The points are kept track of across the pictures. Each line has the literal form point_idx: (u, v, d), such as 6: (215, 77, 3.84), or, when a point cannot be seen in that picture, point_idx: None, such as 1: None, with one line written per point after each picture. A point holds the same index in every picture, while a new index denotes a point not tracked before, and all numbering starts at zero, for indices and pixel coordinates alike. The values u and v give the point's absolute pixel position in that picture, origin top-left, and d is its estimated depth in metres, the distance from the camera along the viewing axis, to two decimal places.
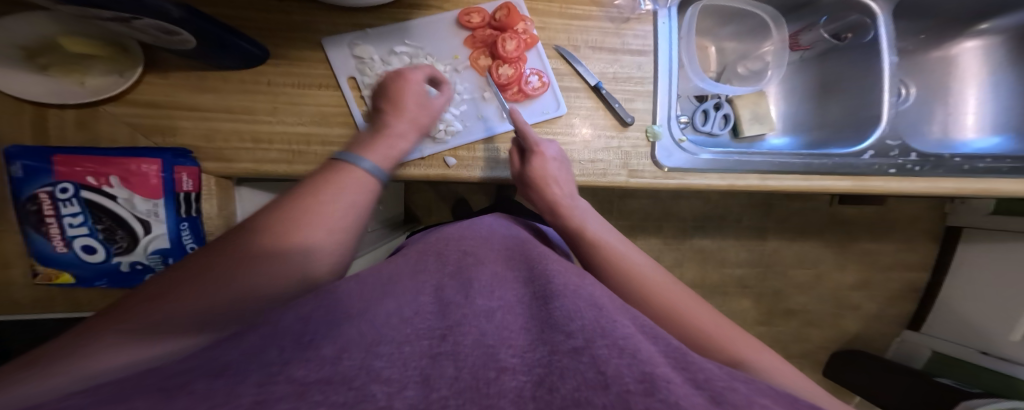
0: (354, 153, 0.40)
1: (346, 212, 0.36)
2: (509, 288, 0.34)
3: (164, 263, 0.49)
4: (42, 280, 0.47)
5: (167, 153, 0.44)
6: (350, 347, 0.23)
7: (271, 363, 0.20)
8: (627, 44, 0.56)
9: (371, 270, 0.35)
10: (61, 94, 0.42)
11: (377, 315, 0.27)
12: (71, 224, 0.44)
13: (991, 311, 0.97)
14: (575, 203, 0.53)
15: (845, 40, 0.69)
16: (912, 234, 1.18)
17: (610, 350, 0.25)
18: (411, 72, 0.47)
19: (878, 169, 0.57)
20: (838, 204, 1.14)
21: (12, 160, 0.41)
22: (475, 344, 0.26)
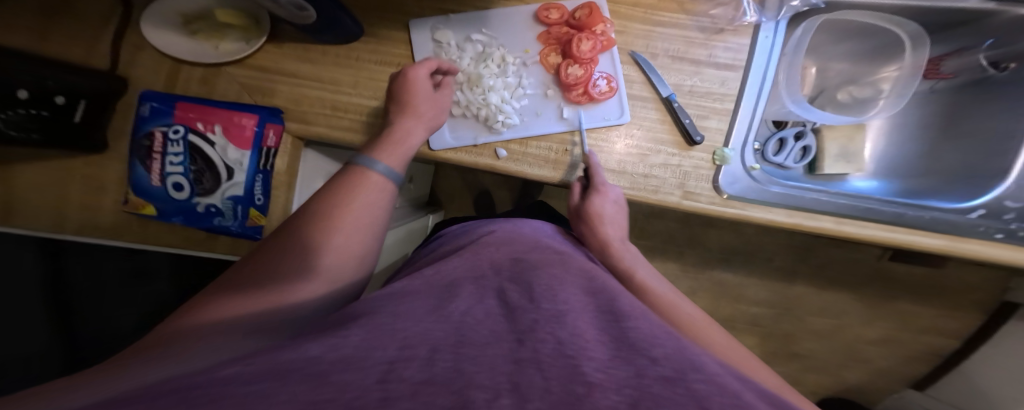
0: (367, 157, 0.45)
1: (362, 210, 0.42)
2: (574, 294, 0.33)
3: (233, 211, 0.52)
4: (129, 208, 0.52)
5: (265, 111, 0.51)
6: (439, 348, 0.25)
7: (380, 359, 0.22)
8: (713, 56, 0.56)
9: (433, 274, 0.37)
10: (199, 52, 0.51)
11: (457, 319, 0.28)
12: (171, 163, 0.50)
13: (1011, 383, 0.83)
14: (625, 248, 0.51)
15: (1005, 71, 0.65)
16: (962, 305, 1.03)
17: (708, 385, 0.23)
18: (414, 68, 0.48)
19: (984, 232, 0.53)
20: (887, 260, 1.02)
21: (144, 101, 0.50)
22: (555, 354, 0.25)
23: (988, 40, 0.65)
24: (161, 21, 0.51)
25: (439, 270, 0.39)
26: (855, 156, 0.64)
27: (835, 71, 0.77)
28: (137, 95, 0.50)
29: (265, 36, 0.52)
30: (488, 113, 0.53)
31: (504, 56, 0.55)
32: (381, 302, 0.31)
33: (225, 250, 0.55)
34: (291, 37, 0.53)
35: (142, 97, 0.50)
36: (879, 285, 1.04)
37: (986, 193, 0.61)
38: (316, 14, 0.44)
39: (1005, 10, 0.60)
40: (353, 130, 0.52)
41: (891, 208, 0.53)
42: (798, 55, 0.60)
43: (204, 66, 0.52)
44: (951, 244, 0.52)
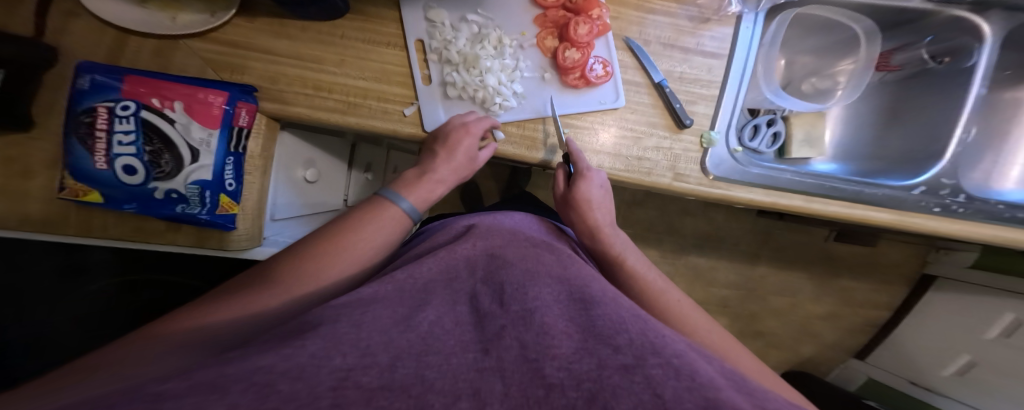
0: (396, 193, 0.49)
1: (371, 240, 0.44)
2: (545, 288, 0.34)
3: (201, 197, 0.45)
4: (67, 196, 0.42)
5: (235, 88, 0.45)
6: (403, 355, 0.25)
7: (338, 366, 0.22)
8: (701, 45, 0.59)
9: (405, 275, 0.36)
10: (150, 23, 0.45)
11: (425, 328, 0.28)
12: (119, 142, 0.41)
13: (933, 347, 0.96)
14: (614, 233, 0.53)
15: (942, 64, 0.72)
16: (894, 280, 1.14)
17: (664, 370, 0.25)
18: (473, 124, 0.50)
19: (924, 206, 0.60)
20: (831, 241, 1.13)
21: (81, 73, 0.40)
22: (518, 359, 0.26)
23: (928, 36, 0.71)
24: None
25: (411, 270, 0.37)
26: (816, 142, 0.68)
27: (802, 63, 0.81)
28: (72, 65, 0.40)
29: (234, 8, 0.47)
30: (485, 94, 0.53)
31: (501, 37, 0.54)
32: (345, 308, 0.29)
33: (190, 241, 0.50)
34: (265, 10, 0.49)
35: (79, 68, 0.40)
36: (824, 267, 1.15)
37: (926, 172, 0.68)
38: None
39: (941, 11, 0.66)
40: (338, 110, 0.49)
41: (851, 187, 0.58)
42: (773, 47, 0.64)
43: (156, 38, 0.45)
44: (903, 218, 0.57)
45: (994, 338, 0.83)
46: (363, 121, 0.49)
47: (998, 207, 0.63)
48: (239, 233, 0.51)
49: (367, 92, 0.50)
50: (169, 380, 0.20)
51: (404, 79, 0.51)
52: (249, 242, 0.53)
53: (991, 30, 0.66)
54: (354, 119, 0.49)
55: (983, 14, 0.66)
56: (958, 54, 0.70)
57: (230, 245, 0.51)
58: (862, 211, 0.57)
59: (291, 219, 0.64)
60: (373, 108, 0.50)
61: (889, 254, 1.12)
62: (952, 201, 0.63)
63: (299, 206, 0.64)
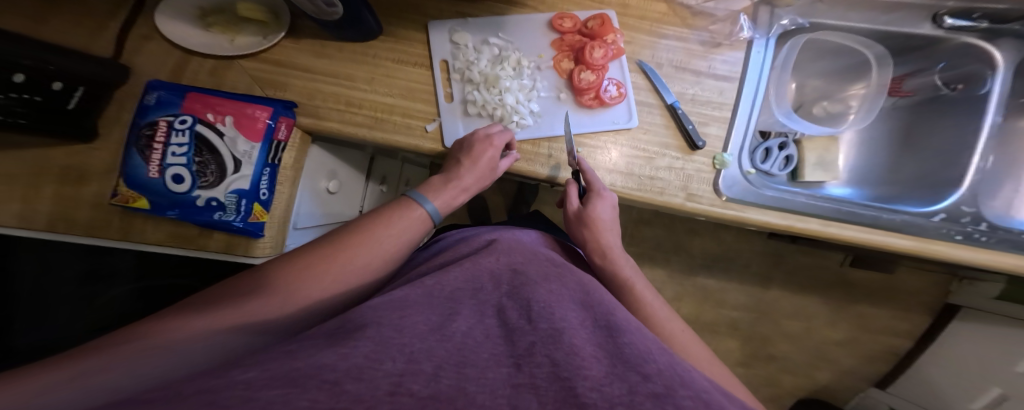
0: (423, 195, 0.49)
1: (387, 239, 0.45)
2: (570, 310, 0.36)
3: (237, 205, 0.47)
4: (118, 202, 0.45)
5: (278, 104, 0.49)
6: (444, 365, 0.27)
7: (390, 370, 0.25)
8: (712, 68, 0.61)
9: (433, 283, 0.38)
10: (213, 45, 0.51)
11: (458, 339, 0.30)
12: (173, 153, 0.45)
13: (959, 380, 0.92)
14: (622, 254, 0.52)
15: (955, 91, 0.73)
16: (910, 306, 1.10)
17: (694, 402, 0.26)
18: (496, 135, 0.51)
19: (945, 233, 0.59)
20: (847, 266, 1.10)
21: (150, 90, 0.46)
22: (551, 377, 0.28)
23: (940, 63, 0.72)
24: (174, 14, 0.51)
25: (439, 278, 0.39)
26: (830, 166, 0.69)
27: (813, 87, 0.83)
28: (143, 85, 0.46)
29: (284, 31, 0.52)
30: (503, 112, 0.55)
31: (520, 59, 0.57)
32: (382, 311, 0.31)
33: (219, 248, 0.49)
34: (309, 33, 0.53)
35: (150, 87, 0.46)
36: (840, 293, 1.12)
37: (945, 198, 0.67)
38: (343, 10, 0.45)
39: (952, 38, 0.67)
40: (366, 125, 0.52)
41: (870, 212, 0.59)
42: (785, 71, 0.67)
43: (215, 58, 0.51)
44: (922, 245, 0.57)
45: (1023, 371, 0.78)
46: (388, 136, 0.52)
47: (1023, 236, 0.61)
48: (265, 241, 0.51)
49: (393, 108, 0.52)
50: (248, 369, 0.23)
51: (429, 97, 0.54)
52: (272, 252, 0.52)
53: (1003, 59, 0.68)
54: (380, 134, 0.52)
55: (995, 41, 0.68)
56: (972, 81, 0.71)
57: (255, 253, 0.50)
58: (880, 237, 0.57)
59: (315, 228, 0.67)
60: (399, 123, 0.52)
61: (906, 282, 1.09)
62: (974, 229, 0.61)
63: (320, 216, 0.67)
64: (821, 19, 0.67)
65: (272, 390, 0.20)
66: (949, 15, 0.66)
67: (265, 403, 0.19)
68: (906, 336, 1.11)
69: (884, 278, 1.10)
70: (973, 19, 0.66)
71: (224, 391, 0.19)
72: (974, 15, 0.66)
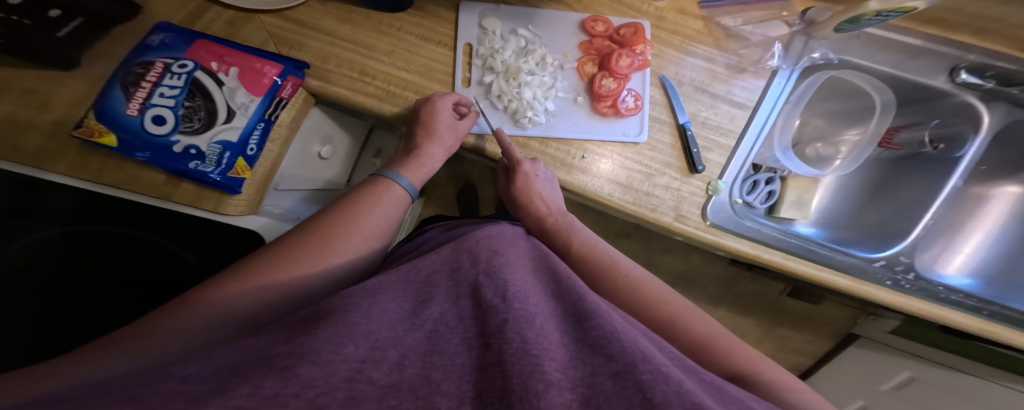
0: (394, 171, 0.52)
1: (375, 220, 0.47)
2: (542, 297, 0.35)
3: (219, 157, 0.45)
4: (81, 134, 0.42)
5: (290, 63, 0.49)
6: (411, 355, 0.27)
7: (351, 356, 0.25)
8: (731, 93, 0.61)
9: (409, 269, 0.39)
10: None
11: (430, 327, 0.31)
12: (161, 94, 0.44)
13: (852, 391, 1.08)
14: (564, 218, 0.56)
15: (936, 150, 0.77)
16: (821, 333, 1.26)
17: (654, 376, 0.26)
18: (439, 99, 0.51)
19: (878, 278, 0.66)
20: (785, 296, 1.23)
21: (156, 31, 0.46)
22: (519, 352, 0.27)
23: (934, 120, 0.77)
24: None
25: (415, 263, 0.40)
26: (804, 206, 0.73)
27: (814, 126, 0.84)
28: (151, 25, 0.47)
29: None
30: (519, 107, 0.55)
31: (545, 55, 0.58)
32: (354, 298, 0.31)
33: (184, 199, 0.46)
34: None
35: (156, 27, 0.47)
36: (773, 314, 1.26)
37: (888, 248, 0.75)
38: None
39: (953, 95, 0.71)
40: (376, 96, 0.51)
41: (826, 252, 0.65)
42: (798, 106, 0.66)
43: (236, 9, 0.52)
44: (859, 286, 0.64)
45: (888, 390, 0.96)
46: (398, 111, 0.52)
47: (939, 288, 0.69)
48: (241, 198, 0.47)
49: (407, 85, 0.52)
50: (189, 364, 0.23)
51: (445, 77, 0.54)
52: (246, 211, 0.48)
53: (988, 122, 0.72)
54: (390, 108, 0.52)
55: (990, 103, 0.71)
56: (953, 143, 0.75)
57: (225, 210, 0.47)
58: (827, 275, 0.63)
59: (300, 193, 0.63)
60: (410, 100, 0.52)
61: (828, 313, 1.23)
62: (902, 278, 0.69)
63: (303, 180, 0.63)
64: (850, 57, 0.70)
65: (205, 386, 0.21)
66: (966, 69, 0.70)
67: (198, 395, 0.20)
68: (810, 356, 1.27)
69: (811, 307, 1.24)
70: (983, 77, 0.71)
71: (161, 386, 0.20)
72: (985, 73, 0.71)
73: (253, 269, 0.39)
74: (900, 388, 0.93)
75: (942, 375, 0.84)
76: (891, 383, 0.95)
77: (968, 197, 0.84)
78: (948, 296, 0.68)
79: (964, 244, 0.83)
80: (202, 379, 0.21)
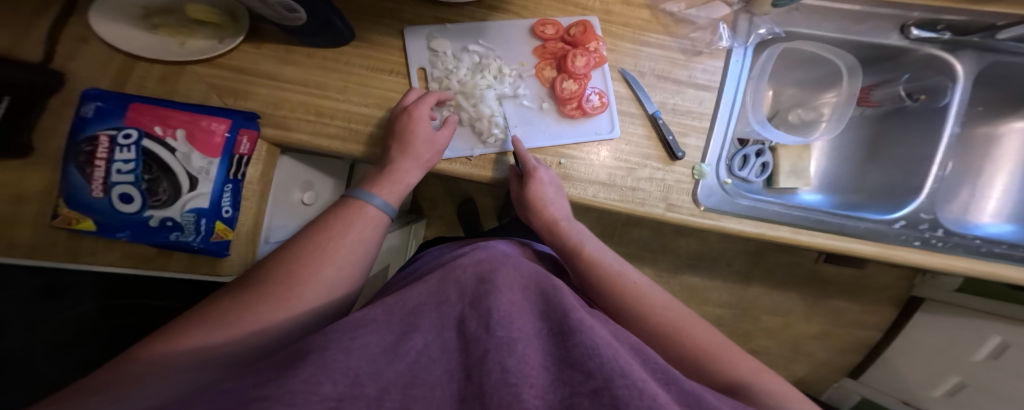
0: (365, 191, 0.47)
1: (354, 246, 0.43)
2: (528, 319, 0.31)
3: (196, 226, 0.46)
4: (60, 224, 0.43)
5: (238, 115, 0.48)
6: (390, 388, 0.23)
7: (327, 394, 0.20)
8: (693, 77, 0.60)
9: (394, 298, 0.33)
10: (161, 50, 0.49)
11: (412, 358, 0.26)
12: (118, 171, 0.43)
13: (927, 364, 0.98)
14: (571, 225, 0.53)
15: (917, 102, 0.75)
16: (879, 301, 1.15)
17: (631, 390, 0.22)
18: (416, 107, 0.49)
19: (904, 239, 0.61)
20: (823, 262, 1.13)
21: (86, 101, 0.42)
22: (499, 382, 0.23)
23: (905, 74, 0.74)
24: (115, 12, 0.48)
25: (402, 293, 0.34)
26: (803, 173, 0.70)
27: (788, 95, 0.84)
28: (78, 93, 0.43)
29: (243, 35, 0.51)
30: (484, 126, 0.54)
31: (501, 67, 0.57)
32: (334, 332, 0.26)
33: (182, 267, 0.51)
34: (274, 38, 0.53)
35: (84, 95, 0.43)
36: (815, 288, 1.16)
37: (905, 206, 0.70)
38: (307, 16, 0.44)
39: (915, 49, 0.69)
40: (339, 137, 0.51)
41: (837, 220, 0.60)
42: (762, 80, 0.66)
43: (164, 63, 0.50)
44: (887, 250, 0.58)
45: (980, 361, 0.86)
46: (364, 148, 0.52)
47: (976, 242, 0.63)
48: (232, 259, 0.52)
49: (369, 119, 0.52)
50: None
51: None
52: (240, 268, 0.54)
53: (962, 69, 0.69)
54: (356, 146, 0.52)
55: (956, 53, 0.69)
56: (933, 93, 0.73)
57: (221, 271, 0.52)
58: (846, 243, 0.58)
59: None
60: (374, 135, 0.52)
61: (879, 278, 1.13)
62: (931, 235, 0.64)
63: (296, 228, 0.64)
64: (796, 28, 0.68)
65: None
66: (915, 26, 0.68)
67: None
68: (876, 329, 1.17)
69: (854, 275, 1.14)
70: (936, 30, 0.68)
71: None
72: (936, 26, 0.67)
73: (205, 318, 0.35)
74: (997, 357, 0.83)
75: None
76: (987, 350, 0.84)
77: (977, 139, 0.80)
78: (990, 249, 0.62)
79: (991, 189, 0.79)
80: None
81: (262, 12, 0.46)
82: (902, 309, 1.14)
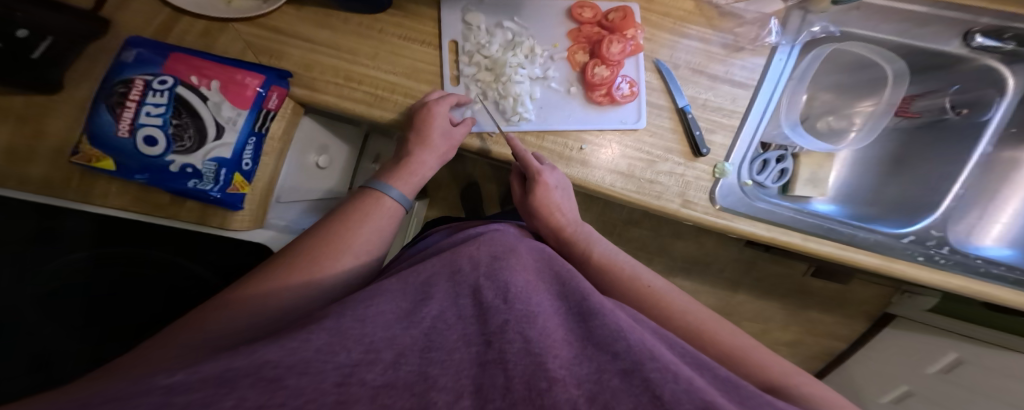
0: (384, 183, 0.49)
1: (370, 235, 0.45)
2: (544, 296, 0.34)
3: (216, 174, 0.46)
4: (80, 160, 0.44)
5: (272, 73, 0.49)
6: (406, 352, 0.27)
7: (342, 361, 0.24)
8: (730, 73, 0.59)
9: (409, 271, 0.37)
10: (208, 7, 0.51)
11: (428, 324, 0.29)
12: (147, 113, 0.44)
13: (883, 376, 1.03)
14: (580, 229, 0.55)
15: (959, 115, 0.72)
16: (854, 314, 1.19)
17: (662, 373, 0.25)
18: (435, 105, 0.50)
19: (909, 254, 0.62)
20: (808, 276, 1.16)
21: (128, 47, 0.46)
22: (522, 352, 0.26)
23: (955, 85, 0.71)
24: None
25: (419, 267, 0.38)
26: (820, 183, 0.70)
27: (823, 100, 0.80)
28: (123, 40, 0.46)
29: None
30: (511, 102, 0.54)
31: (533, 46, 0.57)
32: (349, 304, 0.30)
33: (191, 217, 0.48)
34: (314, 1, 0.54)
35: (128, 43, 0.46)
36: (799, 298, 1.20)
37: (918, 222, 0.70)
38: None
39: (974, 58, 0.66)
40: (364, 102, 0.52)
41: (846, 229, 0.61)
42: (803, 82, 0.63)
43: (208, 19, 0.51)
44: (889, 264, 0.59)
45: (934, 373, 0.89)
46: (388, 114, 0.52)
47: (977, 261, 0.64)
48: (244, 215, 0.50)
49: (395, 87, 0.53)
50: (177, 373, 0.22)
51: (432, 78, 0.54)
52: (250, 226, 0.51)
53: (1014, 84, 0.67)
54: (379, 112, 0.52)
55: (1013, 65, 0.66)
56: (977, 107, 0.71)
57: (231, 225, 0.49)
58: (851, 253, 0.59)
59: (306, 205, 0.67)
60: (400, 103, 0.52)
61: (860, 293, 1.16)
62: (935, 252, 0.64)
63: (307, 191, 0.65)
64: (851, 28, 0.64)
65: (195, 393, 0.20)
66: (981, 33, 0.64)
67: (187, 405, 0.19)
68: (843, 339, 1.21)
69: (837, 290, 1.17)
70: (1001, 39, 0.64)
71: (143, 396, 0.19)
72: (1003, 35, 0.64)
73: (240, 294, 0.37)
74: (949, 371, 0.86)
75: (988, 353, 0.78)
76: (938, 366, 0.88)
77: (999, 163, 0.78)
78: (988, 270, 0.63)
79: (999, 212, 0.78)
80: (190, 391, 0.20)
81: None
82: (873, 324, 1.17)
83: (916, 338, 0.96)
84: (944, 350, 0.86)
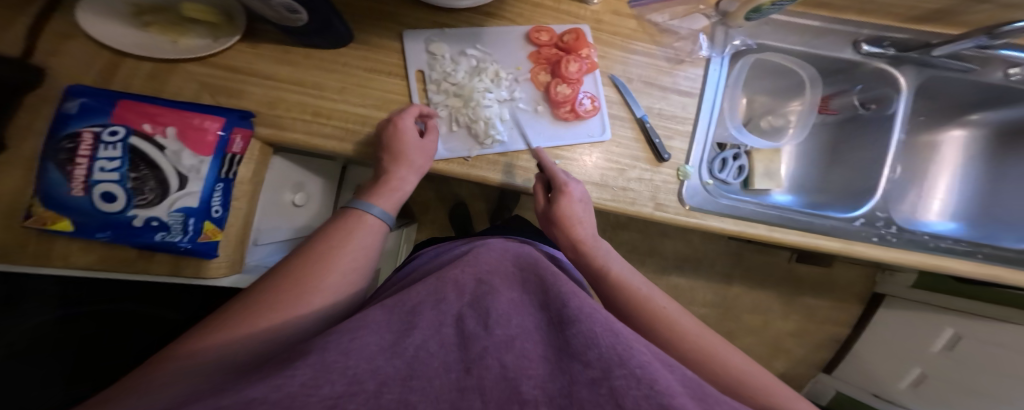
0: (364, 201, 0.46)
1: (356, 251, 0.42)
2: (527, 315, 0.31)
3: (184, 225, 0.44)
4: (34, 223, 0.41)
5: (234, 114, 0.47)
6: (390, 380, 0.23)
7: (328, 393, 0.20)
8: (677, 84, 0.64)
9: (394, 301, 0.32)
10: (154, 48, 0.48)
11: (412, 352, 0.25)
12: (101, 168, 0.42)
13: (891, 360, 1.05)
14: (598, 245, 0.52)
15: (870, 110, 0.82)
16: (844, 296, 1.23)
17: (628, 380, 0.22)
18: (400, 118, 0.49)
19: (862, 235, 0.67)
20: (795, 261, 1.21)
21: (71, 97, 0.42)
22: (498, 377, 0.24)
23: (857, 86, 0.81)
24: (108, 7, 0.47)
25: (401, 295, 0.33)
26: (775, 176, 0.75)
27: (760, 102, 0.89)
28: (64, 88, 0.43)
29: (240, 35, 0.50)
30: (479, 127, 0.55)
31: (498, 71, 0.59)
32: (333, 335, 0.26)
33: (163, 271, 0.46)
34: (271, 38, 0.52)
35: (71, 91, 0.43)
36: (789, 286, 1.23)
37: (863, 205, 0.76)
38: (307, 18, 0.44)
39: (866, 62, 0.75)
40: (336, 137, 0.51)
41: (803, 218, 0.64)
42: (738, 88, 0.71)
43: (156, 60, 0.49)
44: (850, 246, 0.62)
45: (937, 351, 0.93)
46: (361, 148, 0.51)
47: (925, 237, 0.69)
48: (220, 261, 0.47)
49: (366, 119, 0.52)
50: None
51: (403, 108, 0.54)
52: (228, 272, 0.49)
53: (905, 82, 0.76)
54: (351, 147, 0.51)
55: (900, 67, 0.75)
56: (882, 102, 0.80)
57: (207, 273, 0.47)
58: (812, 239, 0.62)
59: (280, 244, 0.63)
60: (371, 135, 0.52)
61: (845, 275, 1.22)
62: (886, 232, 0.69)
63: (283, 231, 0.62)
64: (765, 40, 0.72)
65: None
66: (867, 42, 0.74)
67: None
68: (844, 324, 1.24)
69: (823, 272, 1.22)
70: (883, 46, 0.74)
71: None
72: (883, 42, 0.74)
73: (208, 333, 0.32)
74: (953, 348, 0.90)
75: (993, 324, 0.82)
76: (941, 342, 0.92)
77: (920, 146, 0.89)
78: (937, 244, 0.68)
79: (934, 190, 0.88)
80: None
81: (263, 13, 0.46)
82: (866, 306, 1.22)
83: (911, 316, 1.02)
84: (941, 326, 0.91)
